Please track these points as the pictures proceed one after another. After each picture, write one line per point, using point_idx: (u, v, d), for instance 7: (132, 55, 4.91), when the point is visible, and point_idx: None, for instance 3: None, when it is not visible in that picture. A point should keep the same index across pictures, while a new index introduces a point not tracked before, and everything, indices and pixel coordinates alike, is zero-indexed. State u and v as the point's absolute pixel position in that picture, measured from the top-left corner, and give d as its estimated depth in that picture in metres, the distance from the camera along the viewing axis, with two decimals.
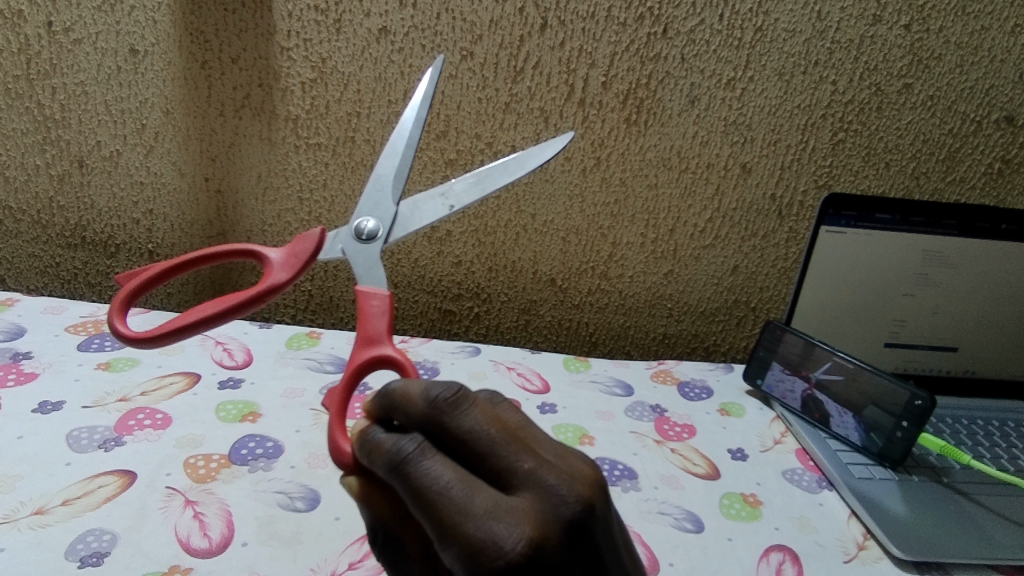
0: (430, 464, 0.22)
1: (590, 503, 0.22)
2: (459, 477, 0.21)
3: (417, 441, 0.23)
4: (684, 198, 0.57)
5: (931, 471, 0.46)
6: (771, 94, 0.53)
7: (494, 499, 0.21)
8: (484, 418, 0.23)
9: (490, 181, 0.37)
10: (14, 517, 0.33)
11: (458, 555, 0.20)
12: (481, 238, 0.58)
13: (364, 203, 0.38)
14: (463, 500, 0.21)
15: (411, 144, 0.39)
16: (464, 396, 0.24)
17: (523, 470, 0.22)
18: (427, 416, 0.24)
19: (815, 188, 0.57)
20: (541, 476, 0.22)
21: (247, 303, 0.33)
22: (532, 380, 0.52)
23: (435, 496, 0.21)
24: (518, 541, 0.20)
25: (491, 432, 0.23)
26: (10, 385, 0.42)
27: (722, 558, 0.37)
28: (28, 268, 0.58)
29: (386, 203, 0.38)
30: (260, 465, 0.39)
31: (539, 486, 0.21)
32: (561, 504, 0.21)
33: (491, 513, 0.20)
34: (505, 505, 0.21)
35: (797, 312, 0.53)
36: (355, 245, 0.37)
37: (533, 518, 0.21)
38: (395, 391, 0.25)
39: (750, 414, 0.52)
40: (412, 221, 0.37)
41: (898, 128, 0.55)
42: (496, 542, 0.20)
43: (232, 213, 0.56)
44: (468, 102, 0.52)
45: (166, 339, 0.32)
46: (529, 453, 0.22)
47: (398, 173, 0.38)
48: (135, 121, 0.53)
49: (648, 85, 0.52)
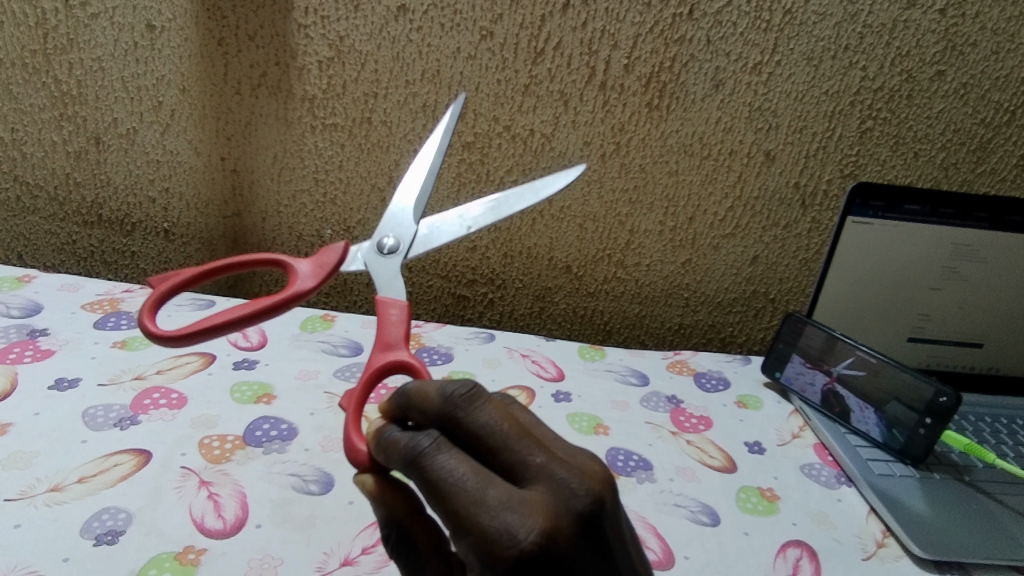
0: (444, 459, 0.21)
1: (601, 498, 0.21)
2: (473, 470, 0.21)
3: (432, 436, 0.22)
4: (704, 185, 0.55)
5: (953, 469, 0.45)
6: (798, 79, 0.52)
7: (507, 491, 0.20)
8: (497, 415, 0.23)
9: (507, 205, 0.38)
10: (30, 493, 0.33)
11: (471, 546, 0.20)
12: (497, 224, 0.57)
13: (385, 221, 0.38)
14: (476, 491, 0.20)
15: (432, 171, 0.39)
16: (478, 394, 0.23)
17: (535, 464, 0.21)
18: (442, 412, 0.23)
19: (840, 177, 0.55)
20: (553, 469, 0.21)
21: (272, 308, 0.33)
22: (546, 368, 0.52)
23: (449, 489, 0.21)
24: (530, 531, 0.19)
25: (505, 428, 0.22)
26: (27, 361, 0.42)
27: (739, 553, 0.36)
28: (45, 245, 0.59)
29: (406, 222, 0.38)
30: (275, 447, 0.39)
31: (552, 480, 0.21)
32: (573, 497, 0.21)
33: (505, 504, 0.20)
34: (517, 496, 0.20)
35: (819, 305, 0.52)
36: (376, 259, 0.37)
37: (545, 509, 0.20)
38: (411, 390, 0.25)
39: (768, 407, 0.51)
40: (430, 240, 0.37)
41: (928, 117, 0.53)
42: (510, 532, 0.19)
43: (248, 193, 0.56)
44: (486, 84, 0.51)
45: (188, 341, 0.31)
46: (541, 448, 0.22)
47: (418, 196, 0.39)
48: (150, 99, 0.52)
49: (671, 68, 0.51)
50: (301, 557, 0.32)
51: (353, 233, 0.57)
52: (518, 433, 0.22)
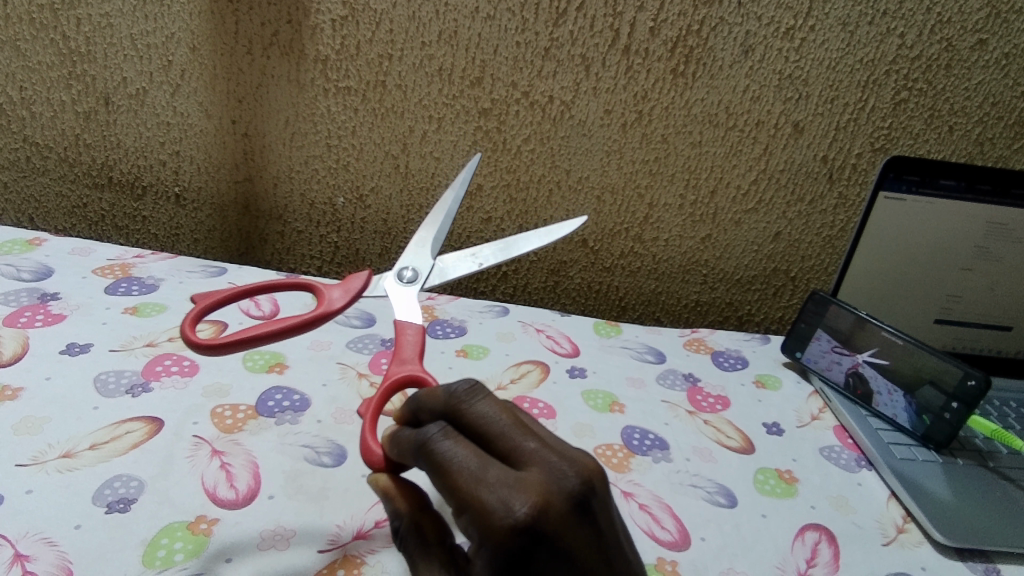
0: (447, 444, 0.22)
1: (591, 480, 0.21)
2: (473, 453, 0.22)
3: (438, 424, 0.23)
4: (729, 157, 0.53)
5: (977, 454, 0.44)
6: (832, 46, 0.49)
7: (503, 470, 0.21)
8: (496, 406, 0.23)
9: (516, 247, 0.40)
10: (41, 459, 0.33)
11: (470, 521, 0.20)
12: (513, 194, 0.55)
13: (406, 253, 0.40)
14: (475, 470, 0.21)
15: (449, 212, 0.41)
16: (479, 388, 0.24)
17: (529, 448, 0.22)
18: (445, 406, 0.24)
19: (871, 151, 0.53)
20: (545, 452, 0.22)
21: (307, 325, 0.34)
22: (561, 343, 0.51)
23: (451, 470, 0.21)
24: (523, 504, 0.20)
25: (503, 418, 0.23)
26: (38, 326, 0.42)
27: (756, 536, 0.36)
28: (55, 208, 0.58)
29: (425, 254, 0.40)
30: (287, 418, 0.38)
31: (546, 461, 0.21)
32: (564, 476, 0.21)
33: (502, 482, 0.21)
34: (513, 475, 0.21)
35: (845, 284, 0.50)
36: (397, 286, 0.38)
37: (538, 485, 0.20)
38: (420, 391, 0.26)
39: (788, 388, 0.50)
40: (446, 272, 0.39)
41: (966, 89, 0.51)
42: (505, 505, 0.20)
43: (259, 158, 0.55)
44: (505, 47, 0.49)
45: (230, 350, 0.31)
46: (536, 436, 0.22)
47: (437, 232, 0.41)
48: (160, 58, 0.51)
49: (699, 32, 0.49)
50: (314, 530, 0.32)
51: (365, 201, 0.56)
52: (513, 421, 0.22)
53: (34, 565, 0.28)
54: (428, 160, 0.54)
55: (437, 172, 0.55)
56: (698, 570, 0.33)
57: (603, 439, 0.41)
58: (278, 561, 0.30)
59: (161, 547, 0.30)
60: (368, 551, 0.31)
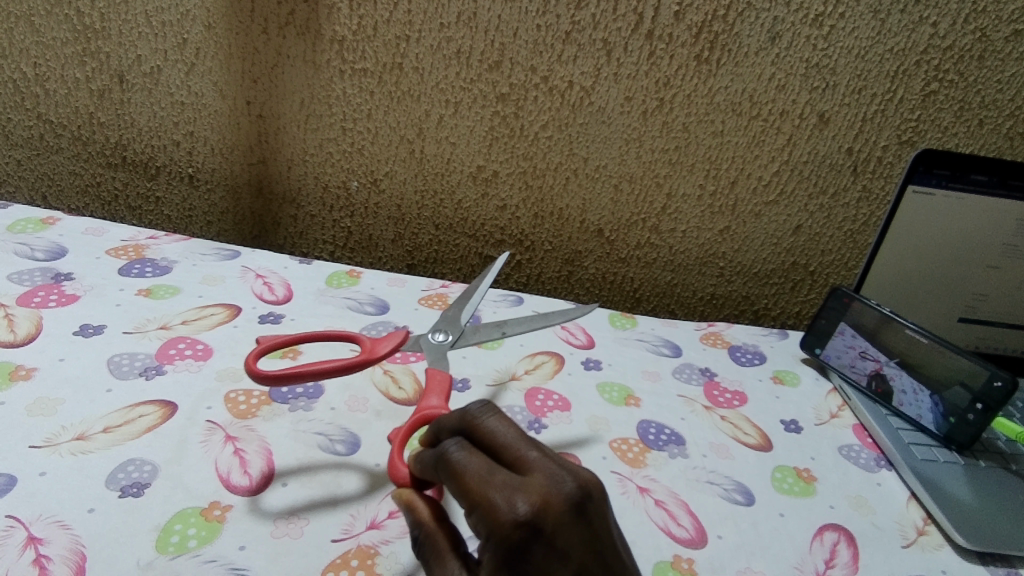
0: (460, 453, 0.23)
1: (588, 486, 0.22)
2: (482, 460, 0.23)
3: (453, 439, 0.24)
4: (751, 147, 0.52)
5: (999, 457, 0.43)
6: (862, 34, 0.48)
7: (508, 474, 0.22)
8: (504, 421, 0.24)
9: (544, 319, 0.41)
10: (55, 441, 0.32)
11: (478, 520, 0.21)
12: (529, 182, 0.54)
13: (439, 322, 0.41)
14: (483, 473, 0.22)
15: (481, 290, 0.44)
16: (490, 406, 0.25)
17: (531, 455, 0.22)
18: (460, 422, 0.25)
19: (898, 144, 0.52)
20: (547, 460, 0.22)
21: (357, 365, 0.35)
22: (576, 334, 0.50)
23: (462, 475, 0.22)
24: (524, 502, 0.21)
25: (510, 430, 0.24)
26: (52, 306, 0.41)
27: (773, 534, 0.35)
28: (69, 187, 0.58)
29: (456, 321, 0.41)
30: (301, 405, 0.38)
31: (546, 466, 0.22)
32: (563, 480, 0.21)
33: (506, 484, 0.21)
34: (516, 480, 0.22)
35: (869, 279, 0.49)
36: (429, 349, 0.39)
37: (539, 487, 0.21)
38: (440, 414, 0.26)
39: (806, 384, 0.49)
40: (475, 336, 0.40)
41: (998, 81, 0.49)
42: (508, 504, 0.21)
43: (274, 140, 0.54)
44: (525, 29, 0.48)
45: (292, 379, 0.33)
46: (540, 447, 0.23)
47: (469, 304, 0.42)
48: (175, 36, 0.50)
49: (725, 17, 0.47)
50: (327, 518, 0.31)
51: (380, 185, 0.55)
52: (519, 433, 0.23)
53: (47, 548, 0.28)
54: (444, 146, 0.53)
55: (452, 158, 0.54)
56: (715, 568, 0.33)
57: (619, 432, 0.41)
58: (292, 549, 0.30)
59: (174, 533, 0.29)
60: (382, 541, 0.31)
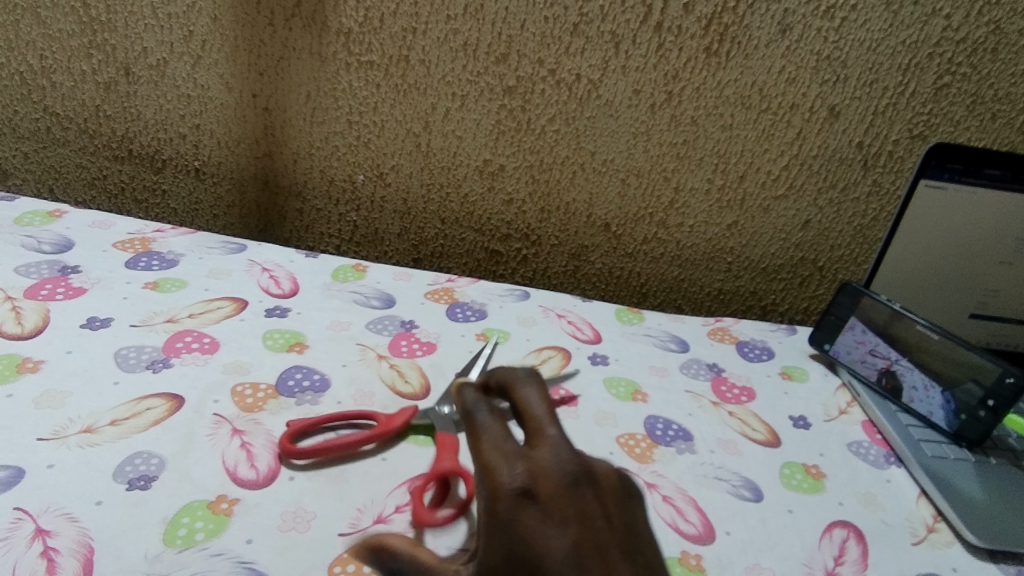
0: (482, 415, 0.26)
1: (586, 470, 0.25)
2: (501, 426, 0.25)
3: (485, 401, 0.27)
4: (760, 141, 0.52)
5: (1010, 454, 0.42)
6: (874, 25, 0.47)
7: (517, 444, 0.25)
8: (535, 399, 0.27)
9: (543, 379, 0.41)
10: (63, 433, 0.32)
11: (480, 475, 0.24)
12: (536, 176, 0.54)
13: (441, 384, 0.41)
14: (497, 438, 0.25)
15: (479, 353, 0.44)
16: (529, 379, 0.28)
17: (545, 434, 0.25)
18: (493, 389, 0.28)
19: (909, 138, 0.51)
20: (556, 439, 0.25)
21: (370, 440, 0.35)
22: (583, 330, 0.50)
23: (477, 435, 0.25)
24: (524, 469, 0.24)
25: (538, 409, 0.27)
26: (59, 298, 0.41)
27: (782, 531, 0.35)
28: (76, 180, 0.58)
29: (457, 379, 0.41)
30: (307, 399, 0.38)
31: (552, 446, 0.25)
32: (563, 460, 0.24)
33: (514, 454, 0.24)
34: (523, 453, 0.25)
35: (879, 274, 0.48)
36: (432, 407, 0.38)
37: (540, 461, 0.24)
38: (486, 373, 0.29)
39: (815, 380, 0.49)
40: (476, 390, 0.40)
41: (1012, 74, 0.48)
42: (509, 469, 0.24)
43: (280, 133, 0.54)
44: (532, 21, 0.48)
45: (307, 458, 0.33)
46: (553, 430, 0.26)
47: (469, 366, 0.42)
48: (181, 28, 0.50)
49: (735, 9, 0.47)
50: (334, 512, 0.31)
51: (385, 179, 0.55)
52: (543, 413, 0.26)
53: (55, 541, 0.28)
54: (450, 139, 0.53)
55: (458, 151, 0.53)
56: (724, 564, 0.33)
57: (626, 428, 0.40)
58: (299, 542, 0.30)
59: (181, 526, 0.29)
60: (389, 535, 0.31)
